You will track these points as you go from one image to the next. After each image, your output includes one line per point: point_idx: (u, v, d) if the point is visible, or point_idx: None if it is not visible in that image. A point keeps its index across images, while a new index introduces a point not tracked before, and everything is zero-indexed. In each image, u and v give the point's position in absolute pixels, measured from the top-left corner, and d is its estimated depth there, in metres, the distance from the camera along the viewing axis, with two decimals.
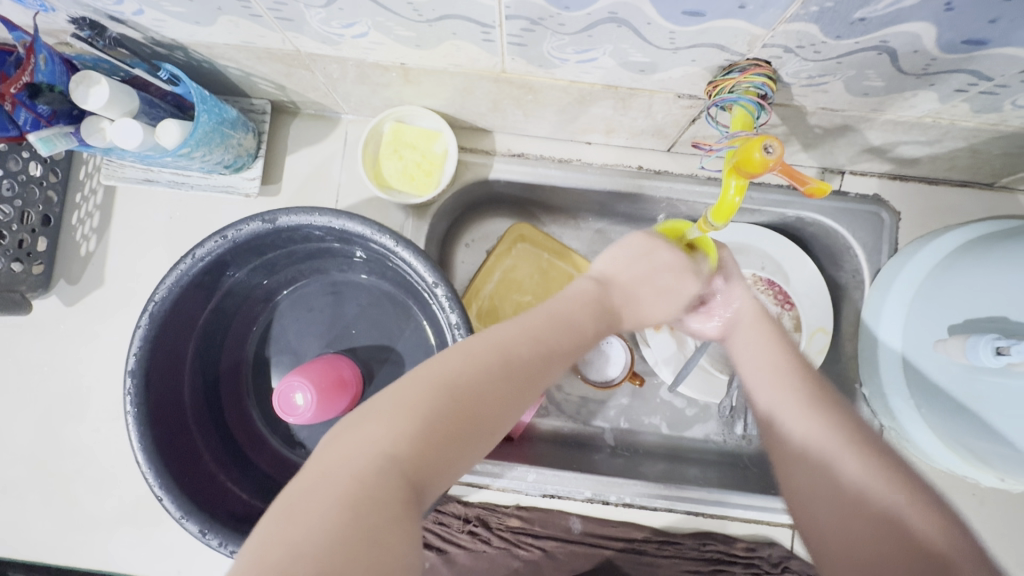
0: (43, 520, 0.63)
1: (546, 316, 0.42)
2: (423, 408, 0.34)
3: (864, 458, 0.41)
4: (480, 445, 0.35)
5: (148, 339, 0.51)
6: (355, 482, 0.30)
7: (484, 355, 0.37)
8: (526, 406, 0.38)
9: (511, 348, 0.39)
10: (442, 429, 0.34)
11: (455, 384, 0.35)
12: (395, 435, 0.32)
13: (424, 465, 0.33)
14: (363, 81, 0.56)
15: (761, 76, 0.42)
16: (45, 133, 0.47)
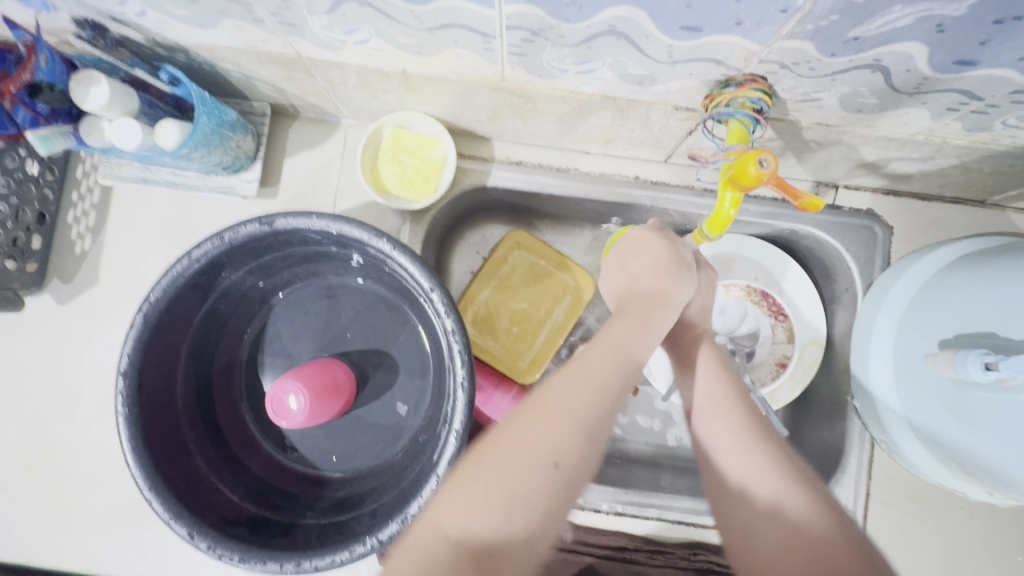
0: (29, 520, 0.63)
1: (581, 363, 0.42)
2: (508, 471, 0.36)
3: (771, 459, 0.43)
4: (540, 471, 0.36)
5: (142, 338, 0.50)
6: (459, 536, 0.34)
7: (541, 406, 0.39)
8: (597, 437, 0.39)
9: (557, 399, 0.39)
10: (531, 480, 0.36)
11: (527, 442, 0.37)
12: (478, 503, 0.35)
13: (518, 516, 0.35)
14: (364, 87, 0.56)
15: (756, 91, 0.43)
16: (43, 132, 0.47)
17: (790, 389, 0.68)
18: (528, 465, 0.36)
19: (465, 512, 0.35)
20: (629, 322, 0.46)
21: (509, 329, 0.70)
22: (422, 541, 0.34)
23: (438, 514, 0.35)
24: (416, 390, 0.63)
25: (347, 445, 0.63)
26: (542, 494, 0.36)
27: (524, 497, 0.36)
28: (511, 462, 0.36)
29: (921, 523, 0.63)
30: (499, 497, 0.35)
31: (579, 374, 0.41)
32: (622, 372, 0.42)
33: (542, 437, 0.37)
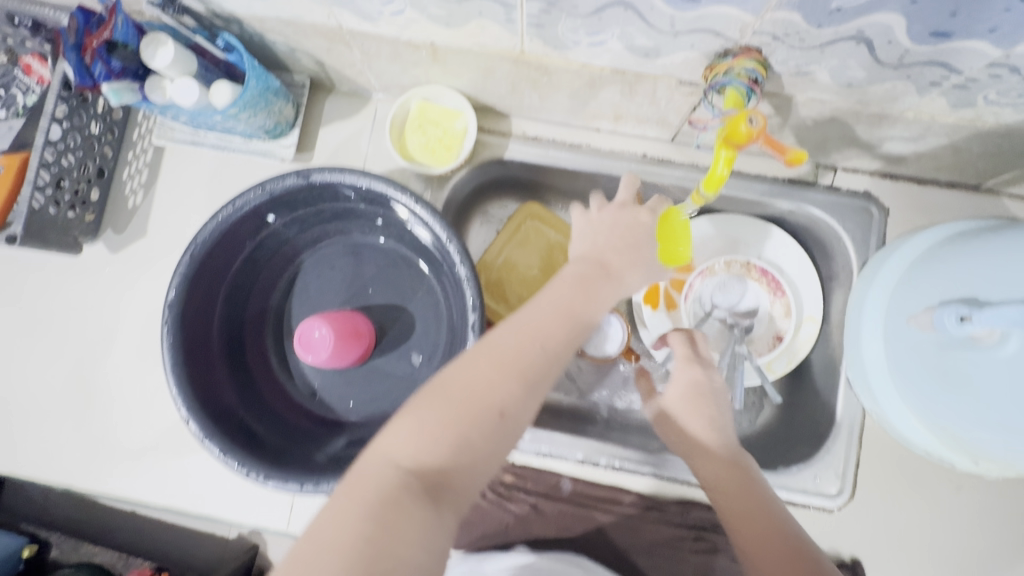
0: (75, 447, 0.69)
1: (518, 329, 0.45)
2: (451, 408, 0.41)
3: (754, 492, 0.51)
4: (484, 417, 0.41)
5: (187, 276, 0.56)
6: (412, 467, 0.39)
7: (483, 353, 0.44)
8: (538, 391, 0.44)
9: (485, 354, 0.43)
10: (478, 426, 0.41)
11: (472, 394, 0.42)
12: (426, 435, 0.40)
13: (470, 453, 0.41)
14: (395, 59, 0.62)
15: (750, 62, 0.47)
16: (116, 85, 0.53)
17: (785, 362, 0.71)
18: (471, 412, 0.41)
19: (403, 445, 0.40)
20: (573, 290, 0.48)
21: (520, 295, 0.74)
22: (371, 479, 0.39)
23: (392, 444, 0.40)
24: (430, 343, 0.67)
25: (365, 392, 0.67)
26: (491, 438, 0.41)
27: (470, 435, 0.41)
28: (455, 398, 0.41)
29: (911, 493, 0.66)
30: (444, 428, 0.40)
31: (516, 332, 0.45)
32: (566, 332, 0.46)
33: (479, 387, 0.42)
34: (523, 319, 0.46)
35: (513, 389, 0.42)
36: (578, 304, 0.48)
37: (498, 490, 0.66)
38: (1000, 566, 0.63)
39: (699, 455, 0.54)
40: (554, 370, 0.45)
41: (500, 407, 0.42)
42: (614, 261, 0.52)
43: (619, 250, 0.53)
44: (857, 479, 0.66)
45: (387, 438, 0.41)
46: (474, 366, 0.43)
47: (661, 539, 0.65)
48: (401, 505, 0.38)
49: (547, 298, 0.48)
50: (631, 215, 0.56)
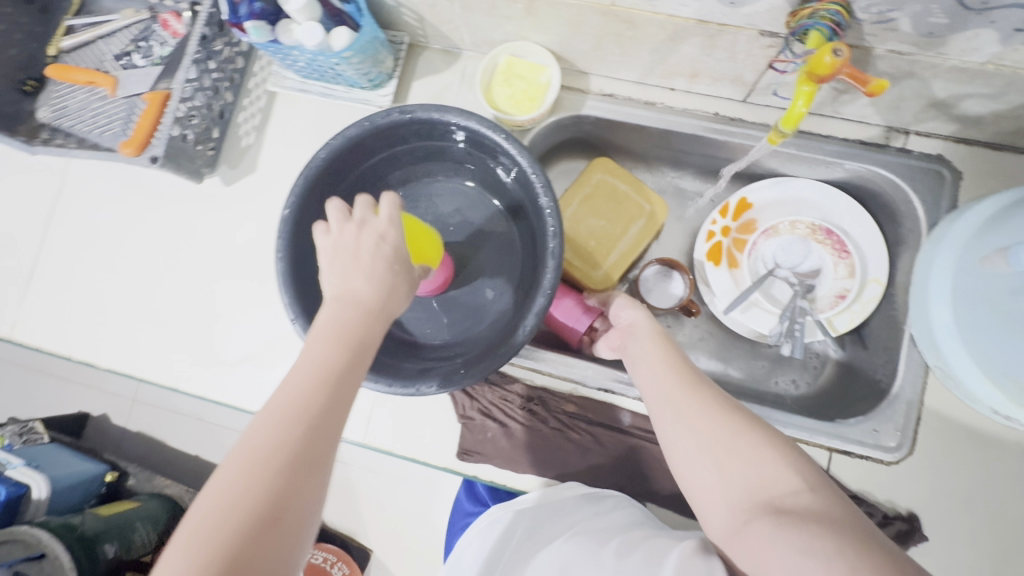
0: (183, 354, 0.77)
1: (295, 381, 0.44)
2: (213, 506, 0.38)
3: (751, 448, 0.44)
4: (293, 450, 0.41)
5: (301, 196, 0.64)
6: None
7: (314, 371, 0.44)
8: (339, 413, 0.44)
9: (266, 446, 0.40)
10: (247, 527, 0.37)
11: (275, 423, 0.41)
12: (190, 575, 0.35)
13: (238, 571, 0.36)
14: (491, 14, 0.68)
15: (834, 5, 0.51)
16: (257, 23, 0.62)
17: (847, 321, 0.73)
18: (270, 450, 0.40)
19: (224, 495, 0.38)
20: (338, 304, 0.48)
21: (588, 242, 0.79)
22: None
23: (198, 523, 0.38)
24: (504, 278, 0.73)
25: (442, 320, 0.73)
26: (251, 545, 0.37)
27: (235, 548, 0.37)
28: (238, 478, 0.39)
29: (973, 453, 0.66)
30: (210, 550, 0.36)
31: (286, 403, 0.42)
32: (337, 344, 0.46)
33: (273, 419, 0.42)
34: (298, 380, 0.44)
35: (296, 473, 0.40)
36: (352, 319, 0.47)
37: (560, 418, 0.70)
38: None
39: (692, 418, 0.47)
40: (343, 386, 0.45)
41: (274, 507, 0.39)
42: (368, 281, 0.49)
43: (372, 260, 0.50)
44: (916, 435, 0.67)
45: (223, 476, 0.39)
46: (279, 400, 0.43)
47: None
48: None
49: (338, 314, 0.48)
50: (373, 232, 0.51)
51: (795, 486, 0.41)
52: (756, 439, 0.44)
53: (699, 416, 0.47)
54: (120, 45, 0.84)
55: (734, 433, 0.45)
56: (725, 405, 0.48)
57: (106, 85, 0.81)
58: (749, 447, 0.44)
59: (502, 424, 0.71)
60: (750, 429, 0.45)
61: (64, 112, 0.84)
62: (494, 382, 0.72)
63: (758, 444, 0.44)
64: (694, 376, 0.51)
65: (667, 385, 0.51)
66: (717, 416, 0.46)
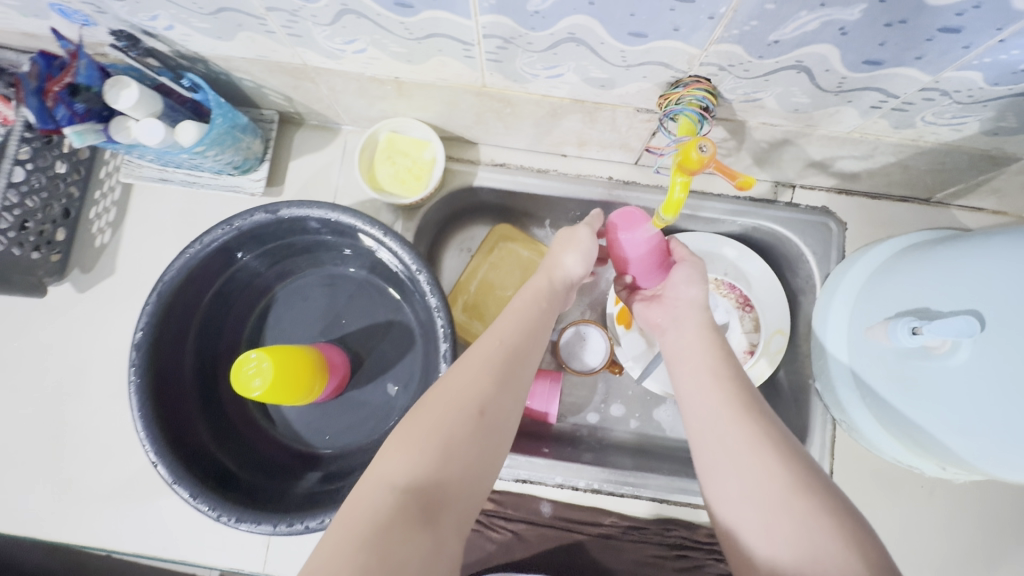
0: (40, 494, 0.67)
1: (507, 321, 0.51)
2: (450, 396, 0.44)
3: (807, 501, 0.38)
4: (499, 377, 0.46)
5: (156, 315, 0.56)
6: (404, 485, 0.39)
7: (517, 322, 0.51)
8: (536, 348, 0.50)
9: (492, 362, 0.47)
10: (461, 423, 0.43)
11: (487, 354, 0.47)
12: (426, 448, 0.41)
13: (456, 459, 0.41)
14: (362, 94, 0.63)
15: (701, 91, 0.50)
16: (79, 128, 0.53)
17: (756, 375, 0.72)
18: (486, 369, 0.46)
19: (462, 392, 0.44)
20: (526, 292, 0.55)
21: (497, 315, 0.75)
22: (368, 494, 0.39)
23: (430, 410, 0.44)
24: (406, 371, 0.68)
25: (341, 425, 0.67)
26: (462, 444, 0.42)
27: (453, 437, 0.42)
28: (473, 377, 0.45)
29: (885, 500, 0.66)
30: (438, 433, 0.42)
31: (504, 333, 0.50)
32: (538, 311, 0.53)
33: (484, 356, 0.47)
34: (517, 324, 0.51)
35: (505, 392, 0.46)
36: (533, 307, 0.53)
37: (478, 518, 0.66)
38: (978, 570, 0.64)
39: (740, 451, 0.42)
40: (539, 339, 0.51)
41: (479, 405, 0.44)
42: (557, 261, 0.57)
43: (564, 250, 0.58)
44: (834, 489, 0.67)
45: (446, 384, 0.45)
46: (489, 339, 0.49)
47: (645, 559, 0.63)
48: (396, 520, 0.37)
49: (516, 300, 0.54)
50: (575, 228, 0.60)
51: (854, 570, 0.35)
52: (815, 503, 0.38)
53: (748, 458, 0.41)
54: None
55: (787, 489, 0.39)
56: (781, 443, 0.42)
57: None
58: (798, 507, 0.38)
59: None
60: (816, 484, 0.39)
61: None
62: None
63: (819, 508, 0.38)
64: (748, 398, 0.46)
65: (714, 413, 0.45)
66: (764, 453, 0.41)
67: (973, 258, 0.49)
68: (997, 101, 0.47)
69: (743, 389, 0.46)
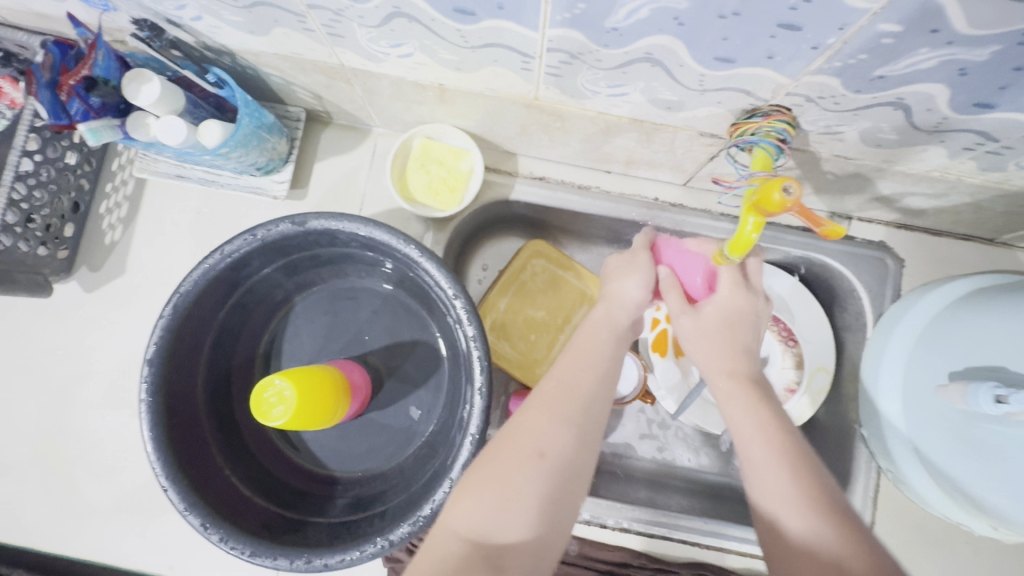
0: (40, 504, 0.63)
1: (548, 385, 0.48)
2: (490, 459, 0.43)
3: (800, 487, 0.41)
4: (528, 462, 0.43)
5: (170, 329, 0.52)
6: (467, 531, 0.40)
7: (539, 401, 0.46)
8: (587, 437, 0.45)
9: (546, 396, 0.47)
10: (522, 469, 0.42)
11: (516, 439, 0.44)
12: (473, 493, 0.42)
13: (517, 510, 0.41)
14: (399, 98, 0.58)
15: (782, 122, 0.45)
16: (94, 124, 0.48)
17: (796, 415, 0.69)
18: (517, 458, 0.43)
19: (459, 509, 0.41)
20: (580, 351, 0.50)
21: (526, 336, 0.71)
22: (437, 544, 0.40)
23: (454, 515, 0.41)
24: (430, 395, 0.64)
25: (360, 446, 0.64)
26: (517, 475, 0.42)
27: (507, 478, 0.42)
28: (483, 492, 0.41)
29: (926, 556, 0.63)
30: (498, 484, 0.42)
31: (567, 373, 0.48)
32: (591, 376, 0.48)
33: (523, 437, 0.44)
34: (584, 360, 0.49)
35: (523, 463, 0.43)
36: (601, 343, 0.51)
37: None
38: None
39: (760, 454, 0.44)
40: (596, 412, 0.47)
41: (540, 448, 0.43)
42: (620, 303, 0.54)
43: (636, 296, 0.55)
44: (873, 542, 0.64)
45: (460, 504, 0.42)
46: (515, 422, 0.45)
47: None
48: (463, 566, 0.38)
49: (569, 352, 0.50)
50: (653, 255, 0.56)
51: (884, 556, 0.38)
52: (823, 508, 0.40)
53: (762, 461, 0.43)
54: None
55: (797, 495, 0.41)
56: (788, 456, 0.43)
57: None
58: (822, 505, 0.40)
59: None
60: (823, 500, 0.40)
61: None
62: None
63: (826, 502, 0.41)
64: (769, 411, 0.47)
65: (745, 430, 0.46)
66: (773, 445, 0.44)
67: None
68: None
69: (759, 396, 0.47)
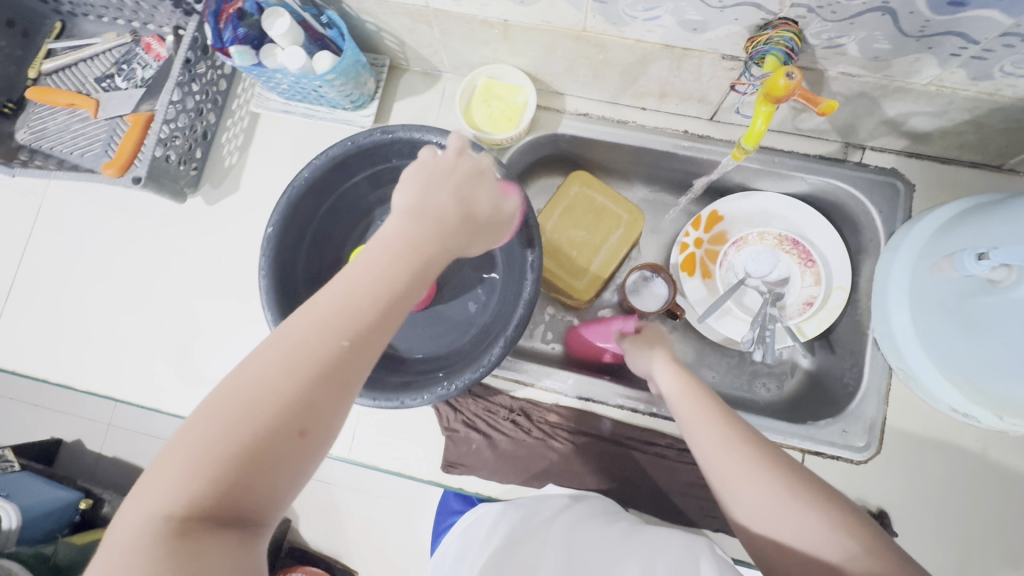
0: (166, 374, 0.77)
1: (274, 338, 0.40)
2: (234, 413, 0.37)
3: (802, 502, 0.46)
4: (235, 438, 0.37)
5: (285, 213, 0.65)
6: (178, 510, 0.35)
7: (282, 357, 0.39)
8: (337, 396, 0.39)
9: (287, 347, 0.39)
10: (263, 446, 0.37)
11: (257, 399, 0.37)
12: (196, 466, 0.36)
13: (255, 488, 0.36)
14: (469, 38, 0.71)
15: (788, 33, 0.55)
16: (241, 48, 0.64)
17: (815, 327, 0.76)
18: (230, 433, 0.37)
19: (165, 486, 0.35)
20: (354, 272, 0.42)
21: (568, 254, 0.81)
22: (130, 514, 0.35)
23: (154, 491, 0.35)
24: (485, 292, 0.75)
25: (425, 333, 0.75)
26: (260, 448, 0.37)
27: (257, 453, 0.37)
28: (208, 462, 0.36)
29: (932, 449, 0.70)
30: (214, 456, 0.36)
31: (314, 313, 0.40)
32: (321, 320, 0.40)
33: (259, 400, 0.37)
34: (347, 296, 0.41)
35: (277, 434, 0.37)
36: (362, 276, 0.42)
37: (543, 428, 0.72)
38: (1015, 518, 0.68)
39: (750, 489, 0.48)
40: (356, 371, 0.40)
41: (298, 425, 0.38)
42: (444, 205, 0.48)
43: (450, 199, 0.49)
44: (883, 436, 0.70)
45: (168, 464, 0.36)
46: (255, 377, 0.38)
47: (696, 480, 0.69)
48: (155, 541, 0.34)
49: (343, 282, 0.42)
50: (471, 163, 0.53)
51: (852, 552, 0.43)
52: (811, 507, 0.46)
53: (760, 493, 0.48)
54: (102, 68, 0.85)
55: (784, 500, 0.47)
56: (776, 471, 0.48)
57: (87, 107, 0.82)
58: (799, 511, 0.46)
59: (486, 436, 0.72)
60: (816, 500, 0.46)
61: (45, 133, 0.84)
62: (477, 393, 0.74)
63: (808, 503, 0.46)
64: (740, 428, 0.52)
65: (717, 454, 0.50)
66: (761, 474, 0.48)
67: None
68: None
69: (740, 427, 0.52)
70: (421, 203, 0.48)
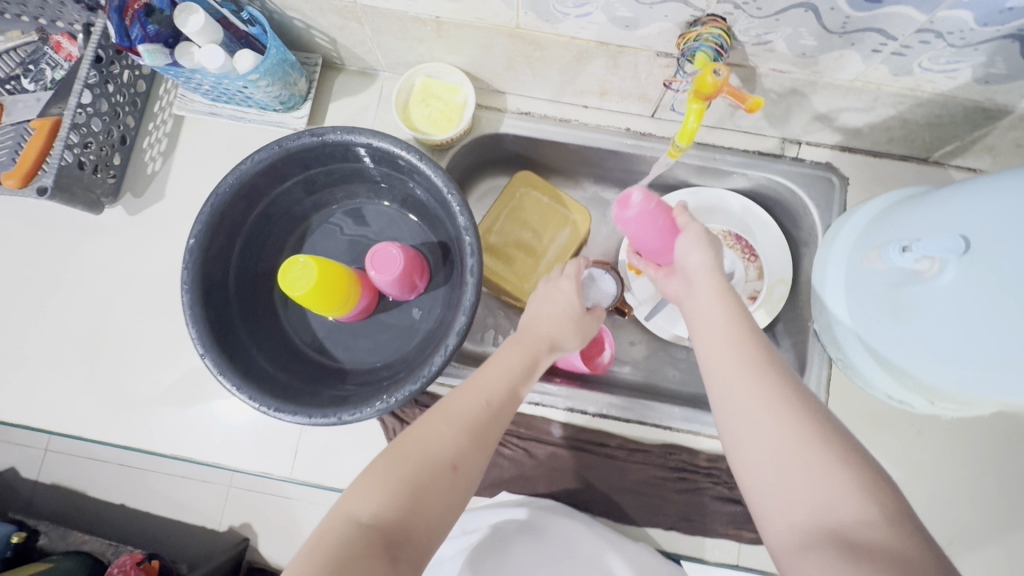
0: (89, 398, 0.72)
1: (453, 400, 0.50)
2: (416, 447, 0.45)
3: (828, 455, 0.39)
4: (437, 470, 0.44)
5: (208, 222, 0.61)
6: (370, 522, 0.41)
7: (445, 414, 0.48)
8: (483, 448, 0.48)
9: (457, 407, 0.49)
10: (432, 477, 0.44)
11: (431, 445, 0.46)
12: (387, 488, 0.42)
13: (420, 513, 0.42)
14: (403, 36, 0.69)
15: (717, 29, 0.54)
16: (150, 47, 0.59)
17: (758, 320, 0.77)
18: (425, 466, 0.44)
19: (365, 502, 0.42)
20: (514, 356, 0.56)
21: (516, 255, 0.80)
22: (335, 528, 0.41)
23: (353, 505, 0.42)
24: (431, 298, 0.73)
25: (368, 343, 0.72)
26: (428, 480, 0.44)
27: (423, 482, 0.43)
28: (388, 485, 0.43)
29: (872, 436, 0.72)
30: (400, 481, 0.43)
31: (479, 391, 0.51)
32: (486, 397, 0.51)
33: (435, 443, 0.46)
34: (498, 371, 0.53)
35: (440, 469, 0.44)
36: (523, 363, 0.55)
37: None
38: (952, 499, 0.70)
39: (768, 433, 0.42)
40: (498, 430, 0.50)
41: (452, 459, 0.45)
42: (560, 305, 0.62)
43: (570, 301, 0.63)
44: None
45: (357, 489, 0.43)
46: (428, 424, 0.47)
47: (647, 479, 0.69)
48: (363, 554, 0.39)
49: (491, 366, 0.54)
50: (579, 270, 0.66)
51: (871, 518, 0.36)
52: (831, 453, 0.40)
53: (774, 443, 0.41)
54: (6, 69, 0.79)
55: (805, 442, 0.40)
56: (801, 418, 0.42)
57: None
58: (819, 464, 0.39)
59: None
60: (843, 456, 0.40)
61: None
62: (425, 403, 0.72)
63: (825, 458, 0.39)
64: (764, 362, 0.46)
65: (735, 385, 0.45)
66: (784, 421, 0.42)
67: (958, 197, 0.53)
68: (988, 44, 0.51)
69: (763, 359, 0.46)
70: (534, 311, 0.62)
